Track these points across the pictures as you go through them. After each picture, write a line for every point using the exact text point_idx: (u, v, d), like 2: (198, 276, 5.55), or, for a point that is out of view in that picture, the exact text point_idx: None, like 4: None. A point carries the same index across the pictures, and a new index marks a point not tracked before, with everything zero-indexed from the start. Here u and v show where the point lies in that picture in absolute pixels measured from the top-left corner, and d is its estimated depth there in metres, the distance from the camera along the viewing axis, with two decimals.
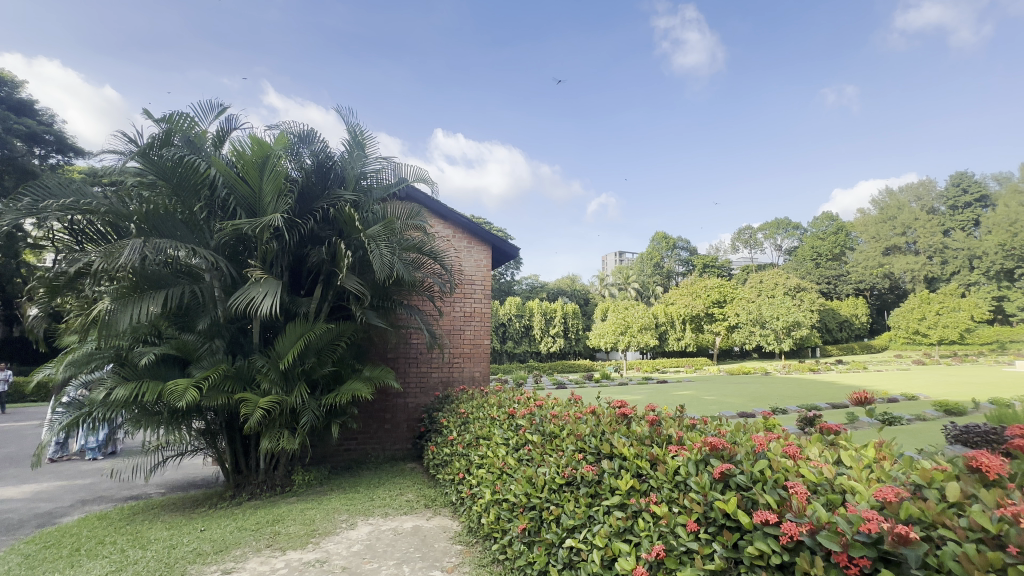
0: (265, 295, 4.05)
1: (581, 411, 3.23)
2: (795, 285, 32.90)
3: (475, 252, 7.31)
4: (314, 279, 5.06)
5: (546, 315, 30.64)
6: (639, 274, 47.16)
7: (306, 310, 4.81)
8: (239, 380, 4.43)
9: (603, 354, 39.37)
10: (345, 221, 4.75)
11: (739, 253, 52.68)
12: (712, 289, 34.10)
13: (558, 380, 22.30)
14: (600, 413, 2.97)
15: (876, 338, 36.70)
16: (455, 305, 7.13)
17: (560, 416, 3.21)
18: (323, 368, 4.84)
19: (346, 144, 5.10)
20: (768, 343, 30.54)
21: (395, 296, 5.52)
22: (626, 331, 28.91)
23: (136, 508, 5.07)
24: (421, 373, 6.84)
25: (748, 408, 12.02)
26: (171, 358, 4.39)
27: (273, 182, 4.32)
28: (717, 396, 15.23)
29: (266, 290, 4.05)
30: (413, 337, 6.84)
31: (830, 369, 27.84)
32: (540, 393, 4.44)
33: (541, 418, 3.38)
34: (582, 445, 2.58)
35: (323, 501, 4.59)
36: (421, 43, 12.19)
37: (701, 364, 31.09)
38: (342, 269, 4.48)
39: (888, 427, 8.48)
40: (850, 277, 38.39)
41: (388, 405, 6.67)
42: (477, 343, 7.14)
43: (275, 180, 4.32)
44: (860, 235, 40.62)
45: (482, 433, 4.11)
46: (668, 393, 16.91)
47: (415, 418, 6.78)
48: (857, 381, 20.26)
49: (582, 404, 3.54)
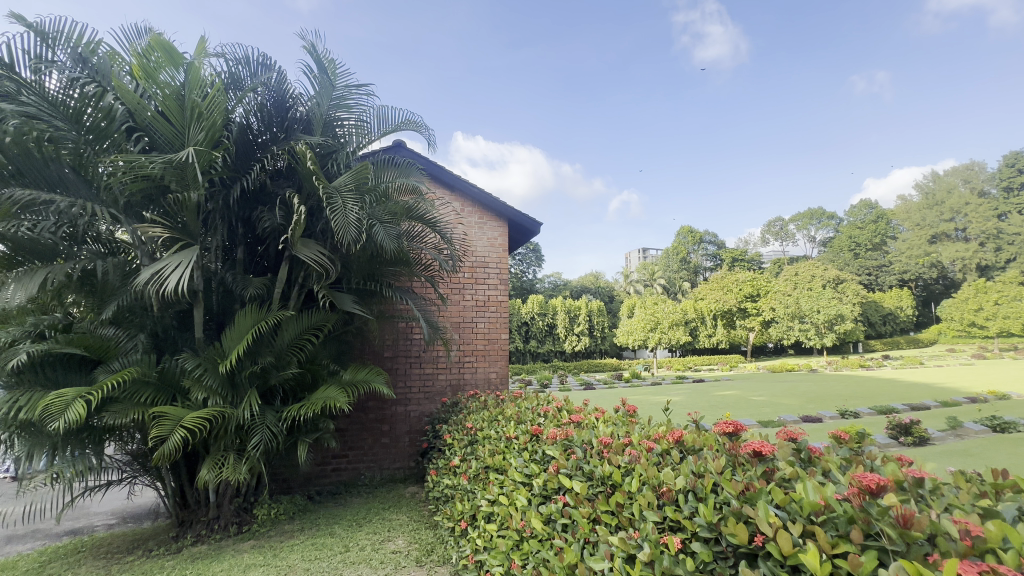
0: (177, 269, 2.87)
1: (653, 439, 1.92)
2: (835, 276, 29.78)
3: (487, 228, 6.08)
4: (277, 253, 3.96)
5: (570, 313, 29.13)
6: (665, 269, 45.16)
7: (257, 291, 3.66)
8: (164, 388, 3.27)
9: (630, 352, 37.67)
10: (305, 173, 3.58)
11: (769, 246, 50.21)
12: (744, 282, 32.15)
13: (585, 381, 20.91)
14: (697, 451, 1.67)
15: (924, 331, 33.84)
16: (465, 292, 5.91)
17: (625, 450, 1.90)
18: (283, 372, 3.65)
19: (311, 78, 3.82)
20: (808, 339, 28.39)
21: (381, 274, 4.36)
22: (656, 328, 27.37)
23: (64, 548, 3.99)
24: (425, 375, 5.64)
25: (806, 410, 10.40)
26: (73, 359, 3.25)
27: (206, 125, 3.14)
28: (766, 397, 13.59)
29: (179, 260, 2.88)
30: (414, 329, 5.65)
31: (880, 365, 25.49)
32: (577, 403, 3.15)
33: (586, 449, 2.08)
34: (691, 526, 1.28)
35: (279, 555, 3.36)
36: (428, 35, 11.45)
37: (736, 361, 29.10)
38: (294, 233, 3.29)
39: (1003, 436, 6.77)
40: (893, 268, 35.54)
41: (386, 414, 5.47)
42: (492, 339, 5.93)
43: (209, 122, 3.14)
44: (902, 222, 37.91)
45: (494, 461, 2.83)
46: (709, 393, 15.31)
47: (418, 431, 5.56)
48: (914, 377, 18.29)
49: (649, 425, 2.23)
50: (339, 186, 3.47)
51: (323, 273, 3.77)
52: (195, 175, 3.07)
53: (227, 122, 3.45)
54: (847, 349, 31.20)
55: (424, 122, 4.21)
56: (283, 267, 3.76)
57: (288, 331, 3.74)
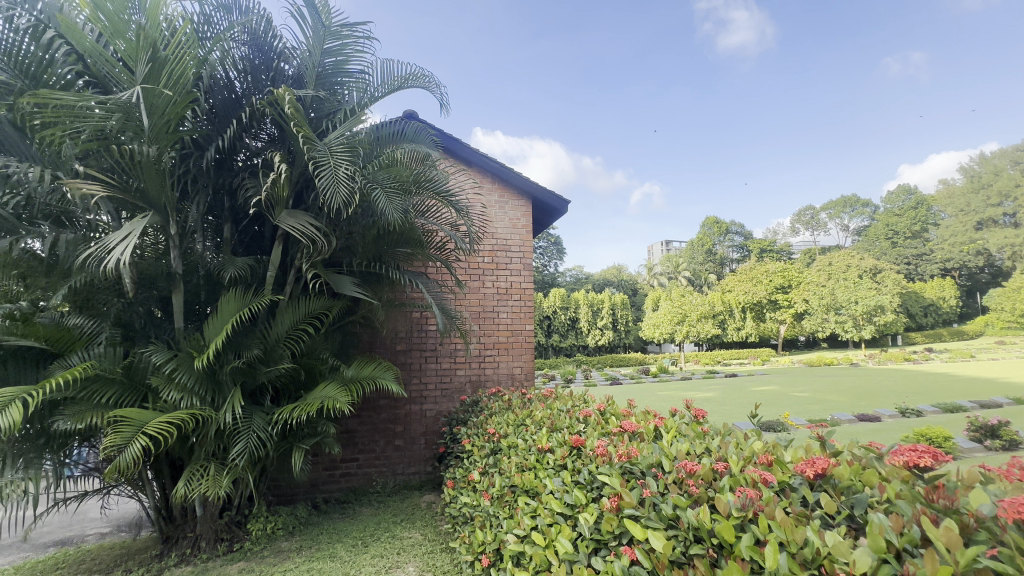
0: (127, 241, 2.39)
1: (775, 476, 1.26)
2: (872, 266, 27.25)
3: (508, 207, 5.47)
4: (271, 230, 3.46)
5: (593, 307, 28.32)
6: (690, 262, 43.69)
7: (239, 271, 3.12)
8: (129, 386, 2.79)
9: (655, 346, 36.52)
10: (293, 134, 3.06)
11: (800, 237, 48.17)
12: (775, 273, 30.73)
13: (610, 376, 20.19)
14: (885, 510, 0.99)
15: (970, 323, 31.70)
16: (485, 279, 5.32)
17: (731, 491, 1.26)
18: (273, 369, 3.12)
19: (299, 20, 3.20)
20: (845, 332, 26.90)
21: (388, 255, 3.80)
22: (683, 321, 26.37)
23: (46, 563, 3.58)
24: (441, 370, 5.08)
25: (858, 409, 9.43)
26: (30, 354, 2.77)
27: (172, 78, 2.60)
28: (809, 393, 12.66)
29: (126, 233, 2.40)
30: (430, 319, 5.08)
31: (927, 359, 23.79)
32: (627, 410, 2.52)
33: (663, 482, 1.44)
34: None
35: None
36: (443, 17, 11.06)
37: (768, 355, 27.75)
38: (278, 207, 2.90)
39: None
40: (935, 257, 33.45)
41: (399, 414, 4.94)
42: (516, 330, 5.33)
43: (176, 73, 2.59)
44: (944, 208, 35.72)
45: (526, 483, 2.22)
46: (746, 389, 14.34)
47: (435, 432, 5.02)
48: (967, 371, 16.88)
49: (745, 449, 1.58)
50: (330, 147, 2.95)
51: (316, 249, 3.25)
52: (144, 125, 2.57)
53: (201, 73, 2.92)
54: (887, 342, 29.45)
55: (431, 75, 3.62)
56: (276, 246, 3.26)
57: (281, 321, 3.22)
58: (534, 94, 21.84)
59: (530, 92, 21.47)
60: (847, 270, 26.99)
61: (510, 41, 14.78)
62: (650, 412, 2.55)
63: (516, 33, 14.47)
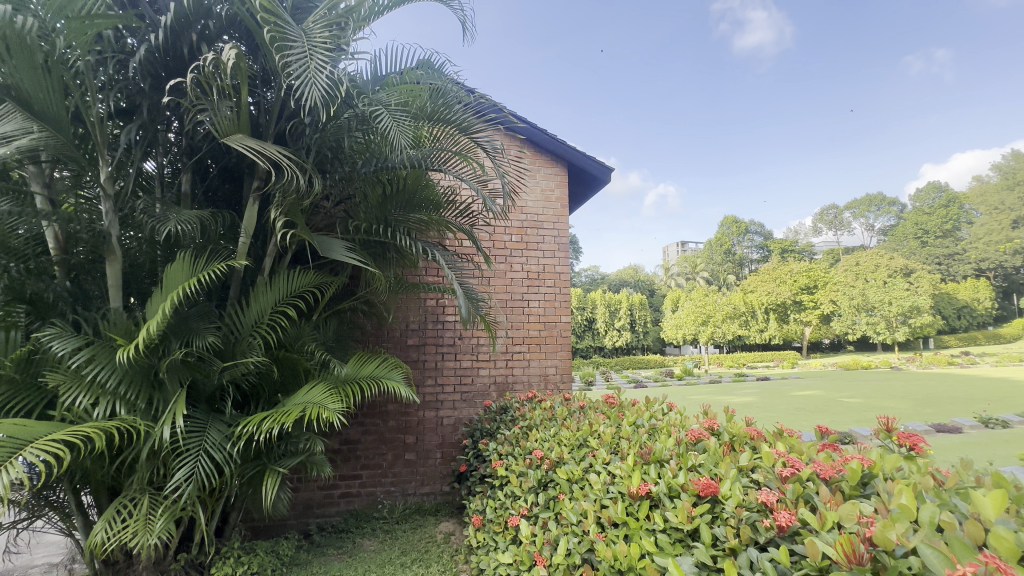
0: None
1: None
2: (903, 265, 25.78)
3: (540, 176, 4.59)
4: (244, 184, 2.67)
5: (611, 307, 27.24)
6: (708, 262, 42.28)
7: (187, 228, 2.30)
8: (24, 384, 1.99)
9: (674, 348, 35.27)
10: (265, 40, 2.27)
11: (822, 235, 46.36)
12: (800, 273, 29.19)
13: (632, 378, 19.20)
14: None
15: (1006, 326, 29.88)
16: (514, 260, 4.43)
17: None
18: (238, 362, 2.28)
19: None
20: (876, 334, 25.43)
21: (395, 214, 2.98)
22: (707, 322, 25.16)
23: None
24: (460, 368, 4.21)
25: (927, 420, 8.30)
26: None
27: None
28: (857, 399, 11.46)
29: None
30: (449, 306, 4.22)
31: (971, 363, 22.14)
32: (758, 436, 1.63)
33: None
34: None
35: None
36: None
37: (794, 357, 26.35)
38: (239, 133, 2.12)
39: None
40: (969, 256, 31.56)
41: (411, 423, 4.08)
42: (549, 323, 4.43)
43: None
44: (976, 206, 33.81)
45: (616, 558, 1.32)
46: (784, 393, 13.20)
47: (453, 443, 4.13)
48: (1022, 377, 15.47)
49: None
50: (309, 42, 2.20)
51: (298, 194, 2.48)
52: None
53: None
54: (918, 345, 27.84)
55: None
56: (251, 203, 2.48)
57: (254, 303, 2.40)
58: (549, 95, 21.71)
59: (545, 93, 21.40)
60: (876, 269, 25.53)
61: (526, 41, 14.43)
62: (790, 435, 1.69)
63: (532, 31, 14.11)
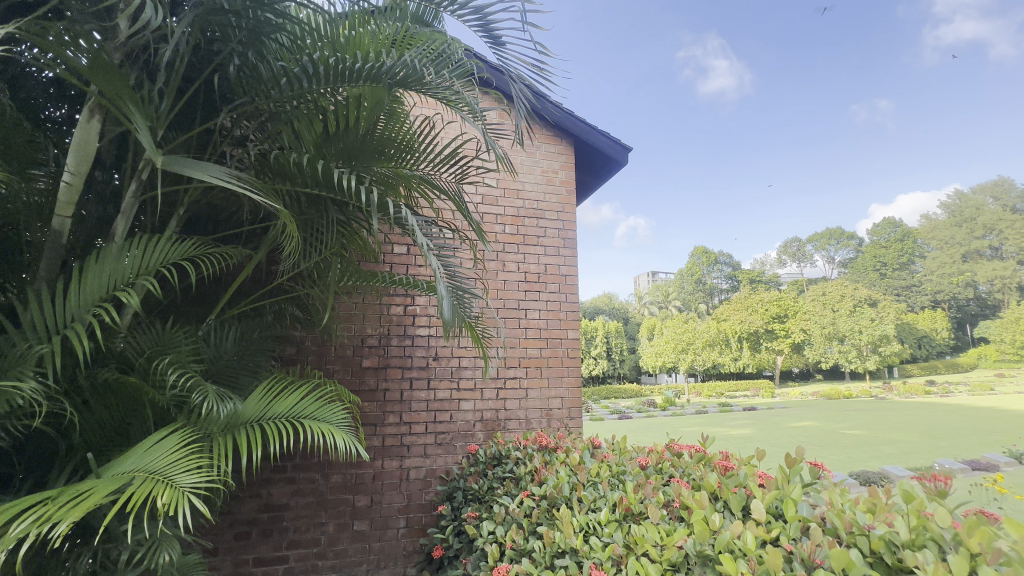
0: None
1: None
2: (868, 295, 25.99)
3: (540, 153, 3.60)
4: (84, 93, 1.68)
5: (586, 334, 26.32)
6: (679, 291, 42.36)
7: None
8: None
9: (650, 377, 34.40)
10: None
11: (786, 267, 47.08)
12: (770, 302, 27.34)
13: (613, 409, 18.09)
14: None
15: (961, 355, 28.41)
16: (510, 255, 3.39)
17: None
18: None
19: None
20: (848, 363, 25.30)
21: (343, 157, 1.89)
22: (686, 349, 24.51)
23: None
24: (435, 400, 3.05)
25: (952, 457, 7.40)
26: None
27: None
28: (860, 431, 10.56)
29: None
30: (420, 316, 3.10)
31: (944, 392, 21.86)
32: None
33: None
34: None
35: None
36: None
37: (769, 385, 25.57)
38: None
39: None
40: (925, 288, 31.92)
41: (364, 479, 2.87)
42: (553, 340, 3.35)
43: None
44: (928, 242, 34.85)
45: None
46: (780, 425, 12.21)
47: (422, 507, 2.94)
48: (999, 404, 15.45)
49: None
50: None
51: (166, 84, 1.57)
52: None
53: None
54: (883, 375, 27.67)
55: None
56: (84, 115, 1.46)
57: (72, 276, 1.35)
58: None
59: None
60: (842, 299, 25.73)
61: None
62: None
63: None
